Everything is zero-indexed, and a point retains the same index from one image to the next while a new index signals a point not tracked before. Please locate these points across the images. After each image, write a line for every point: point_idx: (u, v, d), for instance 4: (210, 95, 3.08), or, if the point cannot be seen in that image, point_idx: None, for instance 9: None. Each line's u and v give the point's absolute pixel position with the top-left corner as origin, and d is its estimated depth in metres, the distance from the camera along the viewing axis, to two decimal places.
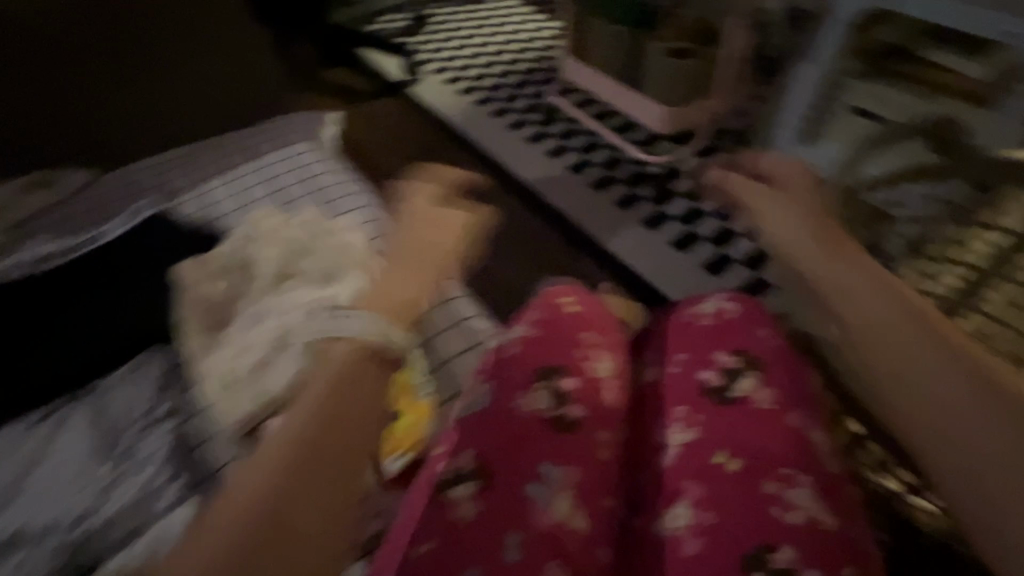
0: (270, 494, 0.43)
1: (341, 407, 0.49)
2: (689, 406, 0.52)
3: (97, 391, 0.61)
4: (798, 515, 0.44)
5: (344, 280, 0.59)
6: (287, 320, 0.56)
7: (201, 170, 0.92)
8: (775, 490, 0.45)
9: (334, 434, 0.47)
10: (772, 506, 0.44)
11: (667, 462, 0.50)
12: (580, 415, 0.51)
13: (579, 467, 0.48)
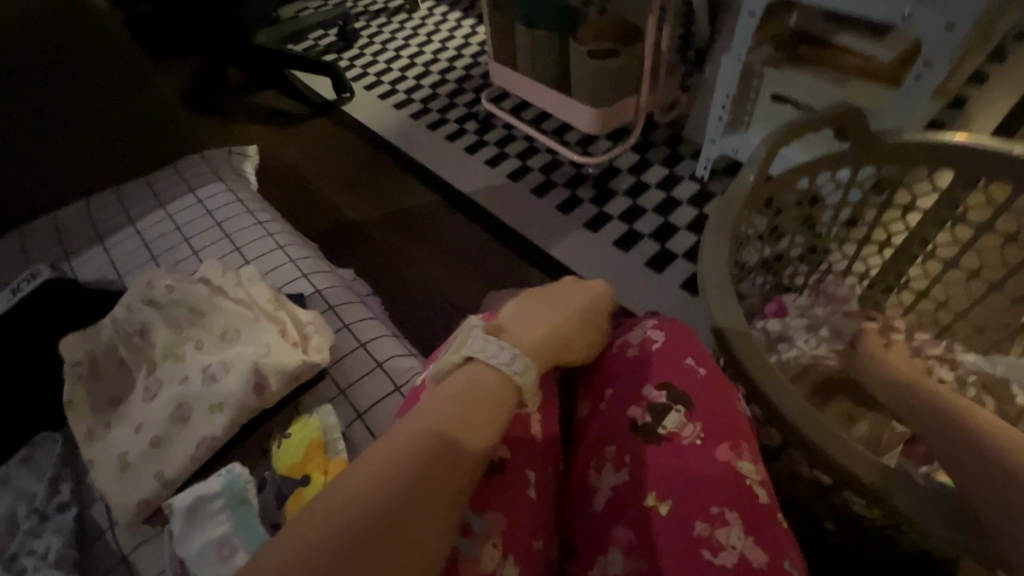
0: (381, 492, 0.37)
1: (471, 402, 0.43)
2: (617, 445, 0.45)
3: None
4: (730, 557, 0.37)
5: (244, 337, 0.56)
6: (183, 392, 0.53)
7: (103, 223, 0.86)
8: (705, 532, 0.39)
9: (460, 432, 0.41)
10: (702, 550, 0.38)
11: (600, 502, 0.43)
12: (505, 456, 0.45)
13: (504, 512, 0.43)
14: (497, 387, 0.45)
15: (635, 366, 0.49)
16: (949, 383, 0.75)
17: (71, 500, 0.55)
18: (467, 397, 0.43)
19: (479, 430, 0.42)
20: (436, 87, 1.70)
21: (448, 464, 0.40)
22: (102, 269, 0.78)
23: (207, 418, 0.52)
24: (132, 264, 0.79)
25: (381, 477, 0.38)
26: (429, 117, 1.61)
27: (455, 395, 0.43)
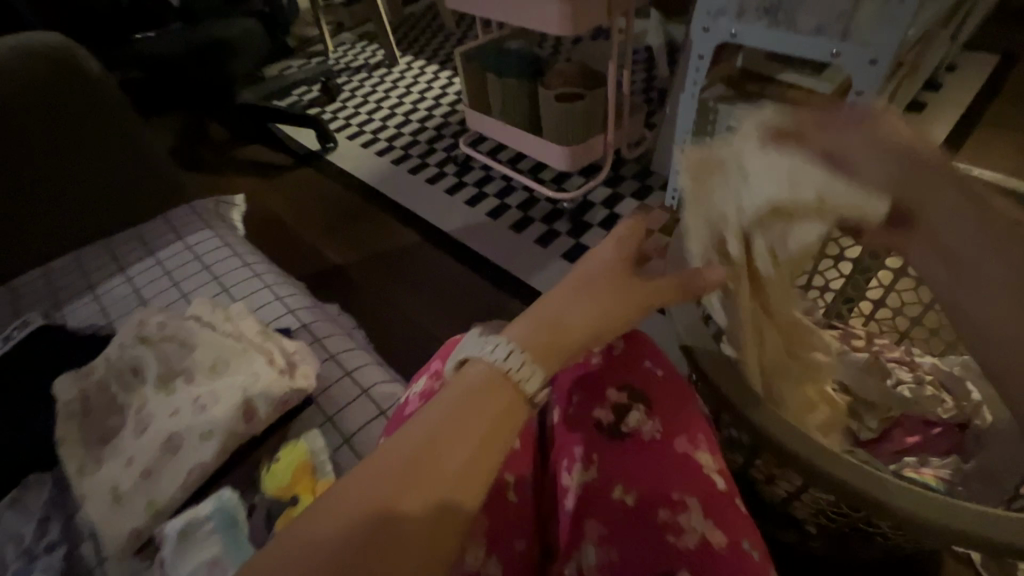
0: (381, 501, 0.37)
1: (471, 404, 0.41)
2: (585, 442, 0.47)
3: None
4: (693, 539, 0.40)
5: (232, 367, 0.59)
6: (173, 425, 0.55)
7: (94, 271, 0.89)
8: (669, 514, 0.41)
9: (460, 436, 0.40)
10: (666, 533, 0.40)
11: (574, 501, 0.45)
12: None
13: (482, 514, 0.45)
14: (498, 390, 0.43)
15: (598, 369, 0.51)
16: (912, 383, 0.78)
17: (59, 541, 0.55)
18: (466, 401, 0.42)
19: (481, 435, 0.41)
20: (415, 135, 1.79)
21: (446, 471, 0.39)
22: (94, 317, 0.81)
23: (197, 446, 0.53)
24: (123, 309, 0.82)
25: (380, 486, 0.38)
26: (409, 162, 1.69)
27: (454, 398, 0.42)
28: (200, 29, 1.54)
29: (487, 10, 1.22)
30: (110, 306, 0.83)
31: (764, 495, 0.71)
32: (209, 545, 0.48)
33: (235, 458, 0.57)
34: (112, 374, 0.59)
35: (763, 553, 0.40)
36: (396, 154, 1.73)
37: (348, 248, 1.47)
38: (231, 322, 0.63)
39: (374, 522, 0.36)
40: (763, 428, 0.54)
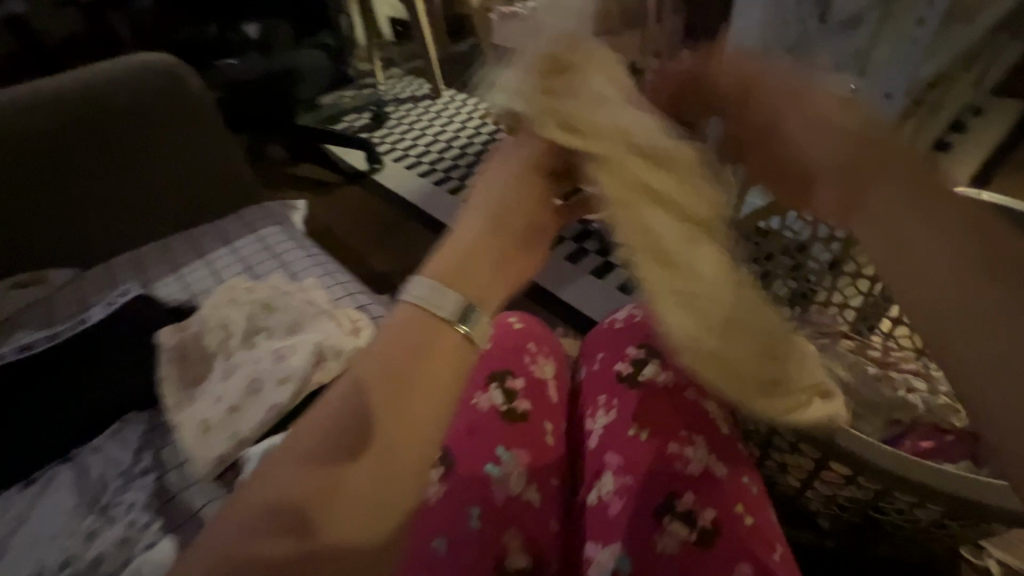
0: (324, 454, 0.38)
1: (419, 345, 0.40)
2: (608, 393, 0.58)
3: (82, 452, 0.66)
4: (697, 467, 0.50)
5: (307, 327, 0.68)
6: (254, 371, 0.64)
7: (179, 255, 1.01)
8: (678, 449, 0.51)
9: (403, 383, 0.39)
10: (675, 462, 0.51)
11: (600, 437, 0.56)
12: (526, 406, 0.59)
13: (527, 447, 0.56)
14: (441, 331, 0.41)
15: (621, 333, 0.62)
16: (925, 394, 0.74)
17: (150, 467, 0.63)
18: (409, 343, 0.40)
19: (428, 379, 0.40)
20: (455, 159, 1.92)
21: (388, 419, 0.38)
22: (178, 293, 0.93)
23: (276, 388, 0.62)
24: (204, 288, 0.93)
25: (325, 438, 0.38)
26: (449, 183, 1.82)
27: (396, 338, 0.41)
28: (278, 59, 1.75)
29: None
30: (193, 286, 0.95)
31: (778, 489, 0.75)
32: None
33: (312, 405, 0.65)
34: (205, 330, 0.69)
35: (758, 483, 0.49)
36: (437, 176, 1.86)
37: (390, 258, 1.58)
38: (306, 296, 0.74)
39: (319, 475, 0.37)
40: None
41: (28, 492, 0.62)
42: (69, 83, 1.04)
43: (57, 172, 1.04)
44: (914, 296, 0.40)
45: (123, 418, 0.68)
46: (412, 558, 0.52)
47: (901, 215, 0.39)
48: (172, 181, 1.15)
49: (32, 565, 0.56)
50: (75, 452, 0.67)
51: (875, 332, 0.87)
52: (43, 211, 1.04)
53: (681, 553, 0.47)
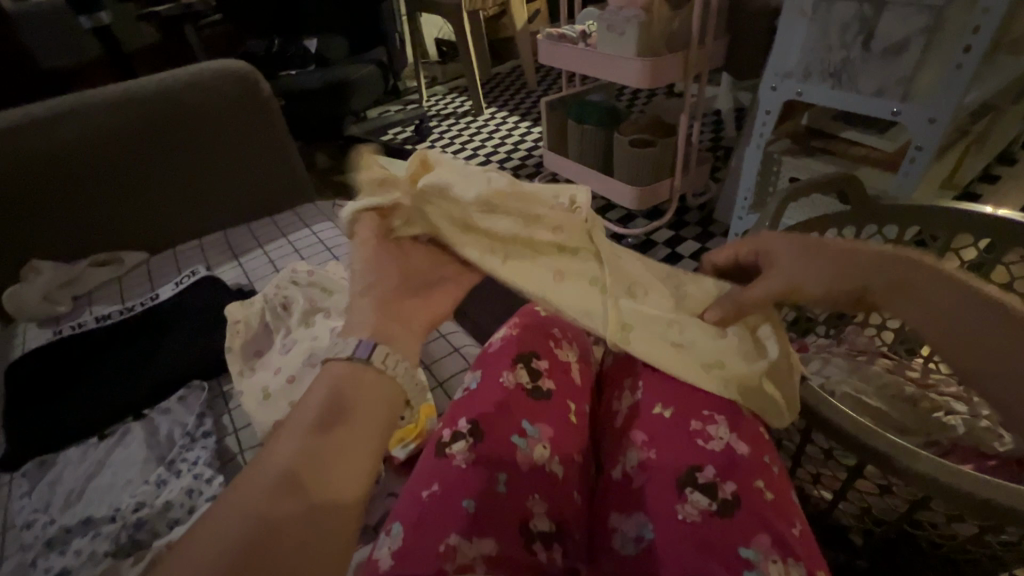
0: (264, 505, 0.41)
1: (350, 405, 0.48)
2: (632, 377, 0.64)
3: (156, 411, 0.73)
4: (719, 443, 0.54)
5: None
6: (311, 347, 0.68)
7: (239, 251, 1.13)
8: (699, 427, 0.55)
9: (340, 436, 0.46)
10: (698, 439, 0.54)
11: (625, 417, 0.61)
12: (552, 386, 0.63)
13: (550, 424, 0.59)
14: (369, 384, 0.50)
15: None
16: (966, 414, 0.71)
17: (211, 431, 0.70)
18: (342, 404, 0.47)
19: (360, 433, 0.47)
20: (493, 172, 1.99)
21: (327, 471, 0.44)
22: (238, 279, 1.02)
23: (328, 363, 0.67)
24: (261, 276, 1.01)
25: (264, 498, 0.42)
26: None
27: (322, 404, 0.47)
28: (333, 72, 1.84)
29: (575, 65, 1.41)
30: (250, 273, 1.03)
31: (807, 503, 0.74)
32: None
33: None
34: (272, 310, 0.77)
35: (776, 464, 0.53)
36: None
37: None
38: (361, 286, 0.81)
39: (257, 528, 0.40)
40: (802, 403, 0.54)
41: (107, 443, 0.69)
42: (149, 84, 1.13)
43: (120, 166, 1.13)
44: (981, 369, 0.45)
45: (193, 385, 0.76)
46: (433, 517, 0.51)
47: (921, 309, 0.47)
48: (229, 180, 1.26)
49: (105, 505, 0.62)
50: (149, 411, 0.74)
51: (913, 353, 0.86)
52: (106, 201, 1.14)
53: (703, 520, 0.49)
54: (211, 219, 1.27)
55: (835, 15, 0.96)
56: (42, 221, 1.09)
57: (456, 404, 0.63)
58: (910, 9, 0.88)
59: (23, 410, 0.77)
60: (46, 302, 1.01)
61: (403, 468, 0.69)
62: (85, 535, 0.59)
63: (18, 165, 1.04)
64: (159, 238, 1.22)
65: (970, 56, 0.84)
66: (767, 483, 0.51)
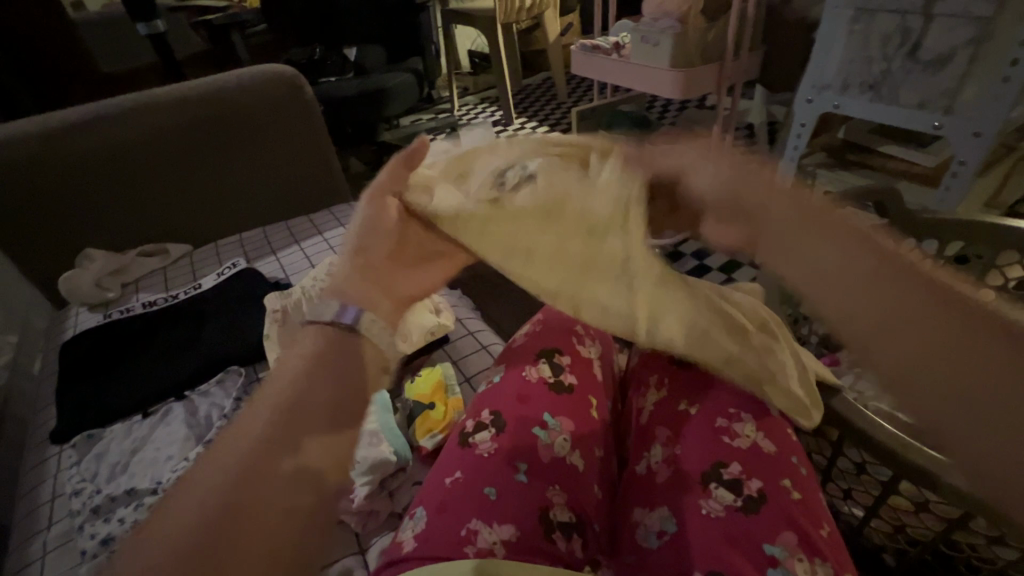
0: (235, 492, 0.37)
1: (320, 376, 0.43)
2: (659, 375, 0.64)
3: (197, 393, 0.77)
4: (745, 441, 0.54)
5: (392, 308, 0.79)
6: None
7: (278, 247, 1.18)
8: (726, 425, 0.55)
9: (307, 409, 0.41)
10: (724, 435, 0.54)
11: (649, 415, 0.61)
12: (576, 380, 0.64)
13: (571, 417, 0.60)
14: (346, 351, 0.45)
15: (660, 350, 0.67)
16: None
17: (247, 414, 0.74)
18: (310, 375, 0.43)
19: (328, 403, 0.42)
20: None
21: (294, 446, 0.40)
22: (277, 273, 1.07)
23: None
24: (298, 271, 1.06)
25: (221, 486, 0.37)
26: None
27: (289, 380, 0.43)
28: (371, 79, 1.89)
29: (608, 76, 1.42)
30: (288, 269, 1.08)
31: (838, 520, 0.71)
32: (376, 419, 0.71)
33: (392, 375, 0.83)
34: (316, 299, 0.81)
35: (807, 466, 0.53)
36: None
37: None
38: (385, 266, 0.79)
39: (216, 516, 0.36)
40: (837, 409, 0.54)
41: (151, 420, 0.74)
42: (199, 87, 1.19)
43: (167, 162, 1.18)
44: (902, 371, 0.39)
45: (232, 371, 0.80)
46: (457, 501, 0.52)
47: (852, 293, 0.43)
48: (267, 178, 1.31)
49: (145, 477, 0.66)
50: (190, 392, 0.79)
51: None
52: (153, 195, 1.20)
53: (728, 515, 0.49)
54: (249, 215, 1.32)
55: (876, 27, 0.96)
56: (96, 214, 1.15)
57: (481, 398, 0.65)
58: (956, 21, 0.87)
59: (79, 387, 0.83)
60: (97, 288, 1.09)
61: (429, 459, 0.70)
62: (126, 503, 0.62)
63: (74, 159, 1.09)
64: (200, 233, 1.28)
65: (1018, 68, 0.83)
66: (795, 483, 0.51)
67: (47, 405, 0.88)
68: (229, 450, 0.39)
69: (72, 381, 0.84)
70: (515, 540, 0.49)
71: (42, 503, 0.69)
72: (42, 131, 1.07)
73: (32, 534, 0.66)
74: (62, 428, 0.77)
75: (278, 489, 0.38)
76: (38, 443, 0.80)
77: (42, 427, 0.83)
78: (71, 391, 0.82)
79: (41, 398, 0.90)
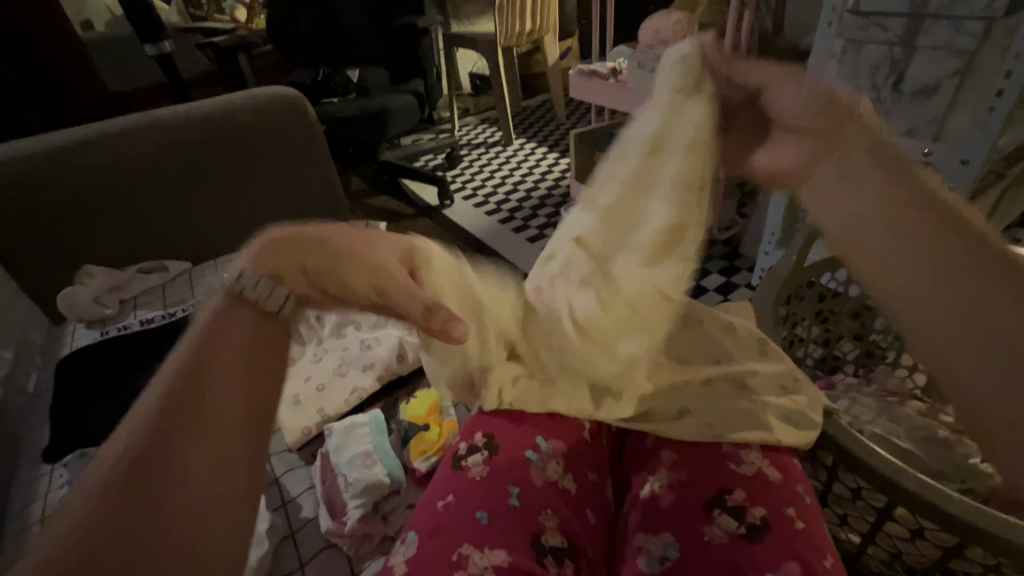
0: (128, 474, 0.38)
1: (234, 347, 0.47)
2: None
3: None
4: (748, 467, 0.54)
5: (390, 326, 0.91)
6: (353, 384, 0.81)
7: None
8: (731, 451, 0.56)
9: (216, 384, 0.45)
10: (727, 461, 0.55)
11: (646, 444, 0.61)
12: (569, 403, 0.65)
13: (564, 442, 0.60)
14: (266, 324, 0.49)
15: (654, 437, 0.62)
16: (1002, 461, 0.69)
17: None
18: (209, 346, 0.46)
19: (241, 370, 0.46)
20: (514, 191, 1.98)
21: (208, 418, 0.43)
22: None
23: (362, 375, 0.82)
24: None
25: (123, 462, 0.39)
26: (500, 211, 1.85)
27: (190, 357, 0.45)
28: (372, 100, 1.92)
29: (604, 99, 1.45)
30: None
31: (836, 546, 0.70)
32: (363, 441, 0.72)
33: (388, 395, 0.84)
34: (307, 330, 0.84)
35: (811, 496, 0.53)
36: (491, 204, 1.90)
37: None
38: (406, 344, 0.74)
39: (130, 480, 0.38)
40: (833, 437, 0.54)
41: None
42: (200, 106, 1.21)
43: (168, 176, 1.19)
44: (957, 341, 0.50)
45: None
46: (451, 526, 0.52)
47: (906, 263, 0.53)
48: (266, 195, 1.32)
49: None
50: None
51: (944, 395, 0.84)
52: (152, 212, 1.20)
53: (731, 542, 0.49)
54: (249, 231, 1.33)
55: (863, 58, 0.99)
56: (92, 231, 1.16)
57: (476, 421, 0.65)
58: (940, 53, 0.89)
59: (73, 404, 0.83)
60: (95, 304, 1.09)
61: (422, 481, 0.70)
62: None
63: (80, 176, 1.11)
64: (199, 247, 1.28)
65: (1002, 99, 0.85)
66: (798, 512, 0.50)
67: (36, 421, 0.88)
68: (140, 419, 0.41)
69: (66, 397, 0.84)
70: (507, 566, 0.49)
71: (32, 523, 0.69)
72: (44, 150, 1.08)
73: (21, 554, 0.66)
74: (55, 447, 0.77)
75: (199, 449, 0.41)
76: (31, 463, 0.79)
77: (34, 444, 0.83)
78: (64, 408, 0.83)
79: (32, 414, 0.90)
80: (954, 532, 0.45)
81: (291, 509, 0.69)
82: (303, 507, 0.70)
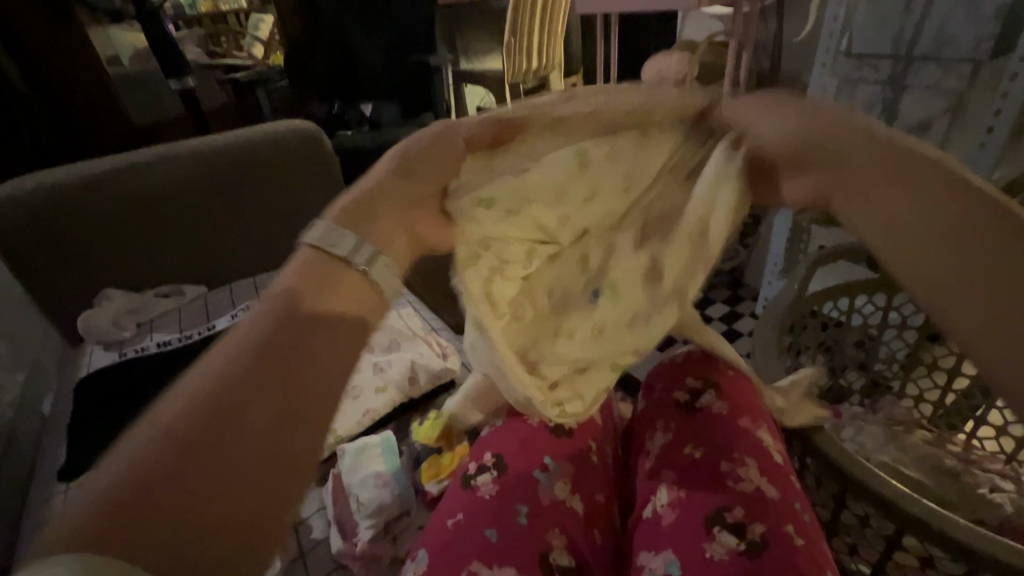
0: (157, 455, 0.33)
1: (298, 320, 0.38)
2: (665, 419, 0.64)
3: None
4: (749, 485, 0.54)
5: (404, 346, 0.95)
6: (365, 405, 0.86)
7: None
8: (729, 469, 0.56)
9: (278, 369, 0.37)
10: (728, 479, 0.55)
11: (648, 467, 0.62)
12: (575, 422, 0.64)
13: (571, 463, 0.60)
14: (350, 286, 0.40)
15: (696, 468, 0.58)
16: (1011, 493, 0.70)
17: None
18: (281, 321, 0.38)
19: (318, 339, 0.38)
20: None
21: (279, 408, 0.36)
22: None
23: (375, 397, 0.87)
24: None
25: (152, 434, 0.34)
26: None
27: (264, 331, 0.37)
28: (384, 134, 1.99)
29: None
30: None
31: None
32: (381, 461, 0.74)
33: (400, 415, 0.87)
34: None
35: (811, 515, 0.54)
36: None
37: None
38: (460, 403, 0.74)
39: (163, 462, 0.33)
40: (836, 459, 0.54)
41: None
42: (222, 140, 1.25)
43: (185, 204, 1.23)
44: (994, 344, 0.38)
45: None
46: (459, 546, 0.53)
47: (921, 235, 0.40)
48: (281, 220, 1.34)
49: None
50: None
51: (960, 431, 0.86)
52: (174, 239, 1.25)
53: (731, 560, 0.50)
54: (265, 255, 1.37)
55: (858, 97, 1.02)
56: (116, 257, 1.20)
57: (488, 438, 0.66)
58: (932, 91, 0.94)
59: (90, 424, 0.86)
60: (114, 327, 1.14)
61: (433, 504, 0.73)
62: None
63: (106, 201, 1.16)
64: (214, 272, 1.32)
65: (993, 135, 0.88)
66: (797, 530, 0.51)
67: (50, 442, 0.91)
68: (193, 395, 0.35)
69: (81, 419, 0.87)
70: None
71: None
72: (72, 181, 1.13)
73: None
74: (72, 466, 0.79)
75: (250, 449, 0.34)
76: (46, 483, 0.82)
77: (48, 465, 0.86)
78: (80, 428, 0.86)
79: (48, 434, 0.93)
80: (957, 557, 0.45)
81: (301, 532, 0.73)
82: (310, 530, 0.73)
